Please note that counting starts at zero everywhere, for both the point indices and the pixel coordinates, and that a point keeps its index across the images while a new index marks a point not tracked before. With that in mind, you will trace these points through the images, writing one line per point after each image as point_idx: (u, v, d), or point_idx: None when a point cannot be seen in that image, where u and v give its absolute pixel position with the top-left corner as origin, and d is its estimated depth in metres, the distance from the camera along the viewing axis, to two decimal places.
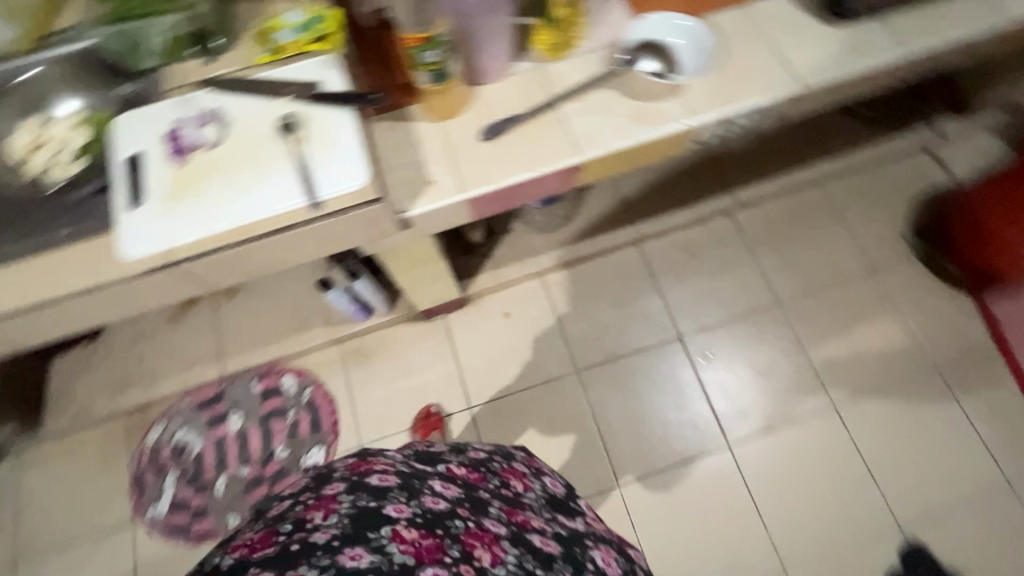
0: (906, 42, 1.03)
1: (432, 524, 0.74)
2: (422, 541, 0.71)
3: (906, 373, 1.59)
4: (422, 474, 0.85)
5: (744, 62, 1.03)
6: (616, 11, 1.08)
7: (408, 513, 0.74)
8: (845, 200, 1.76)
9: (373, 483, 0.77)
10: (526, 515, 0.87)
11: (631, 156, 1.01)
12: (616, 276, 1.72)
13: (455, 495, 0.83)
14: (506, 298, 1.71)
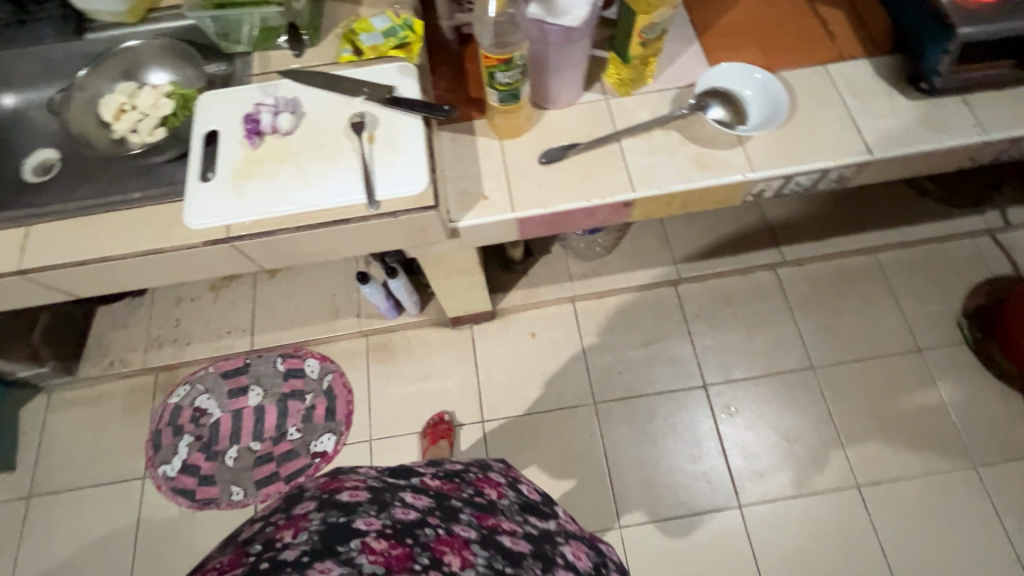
0: (988, 128, 1.00)
1: (401, 534, 0.76)
2: (393, 549, 0.73)
3: (940, 464, 1.51)
4: (393, 489, 0.87)
5: (814, 122, 1.02)
6: (690, 56, 1.09)
7: (378, 525, 0.75)
8: (897, 274, 1.71)
9: (343, 497, 0.79)
10: (497, 521, 0.89)
11: (684, 200, 1.01)
12: (648, 313, 1.70)
13: (426, 504, 0.85)
14: (535, 319, 1.71)
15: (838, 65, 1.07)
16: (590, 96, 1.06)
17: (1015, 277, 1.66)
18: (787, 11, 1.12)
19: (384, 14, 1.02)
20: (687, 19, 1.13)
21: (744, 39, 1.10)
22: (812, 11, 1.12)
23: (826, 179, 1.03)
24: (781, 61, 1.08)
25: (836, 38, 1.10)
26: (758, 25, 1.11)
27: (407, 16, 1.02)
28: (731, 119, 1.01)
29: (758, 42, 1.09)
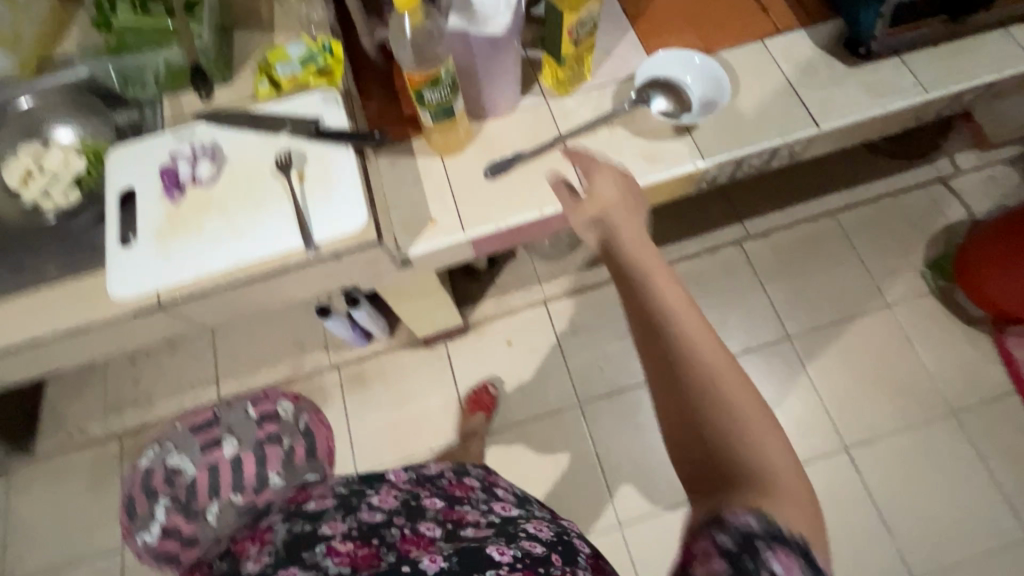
0: (929, 85, 1.00)
1: (367, 535, 0.78)
2: (358, 548, 0.74)
3: (922, 415, 1.53)
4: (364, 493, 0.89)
5: (758, 101, 1.00)
6: (626, 47, 1.05)
7: (343, 527, 0.78)
8: (860, 233, 1.71)
9: (311, 509, 0.83)
10: (466, 514, 0.87)
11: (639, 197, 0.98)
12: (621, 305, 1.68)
13: (393, 504, 0.87)
14: (509, 326, 1.67)
15: (775, 38, 1.05)
16: (528, 101, 1.02)
17: (970, 222, 1.69)
18: None
19: (300, 40, 0.95)
20: (617, 6, 1.08)
21: (678, 21, 1.07)
22: None
23: (777, 157, 1.01)
24: (717, 40, 1.05)
25: (769, 9, 1.07)
26: (690, 4, 1.08)
27: (324, 38, 0.95)
28: (675, 108, 0.99)
29: (692, 23, 1.06)
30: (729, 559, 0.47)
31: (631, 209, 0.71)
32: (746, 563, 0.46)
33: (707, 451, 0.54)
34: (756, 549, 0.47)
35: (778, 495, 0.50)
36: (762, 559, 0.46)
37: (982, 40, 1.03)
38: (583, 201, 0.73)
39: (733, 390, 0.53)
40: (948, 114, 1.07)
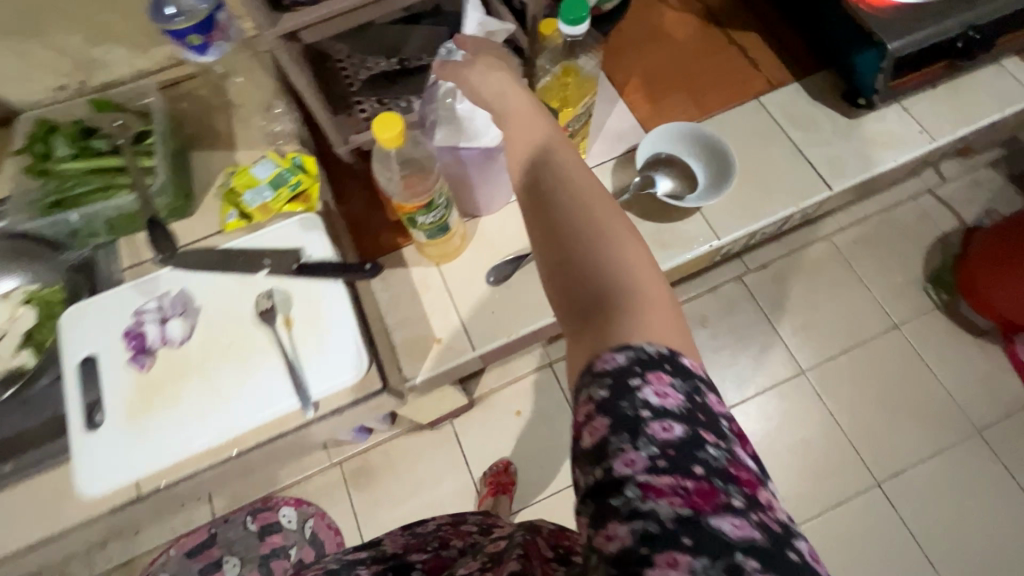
0: (935, 131, 0.96)
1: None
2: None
3: (948, 435, 1.49)
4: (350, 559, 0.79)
5: (764, 167, 0.95)
6: (618, 121, 1.00)
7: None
8: (857, 253, 1.69)
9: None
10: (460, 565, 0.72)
11: None
12: None
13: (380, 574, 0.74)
14: (516, 394, 1.58)
15: (772, 94, 1.00)
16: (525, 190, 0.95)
17: (962, 230, 1.68)
18: (703, 46, 1.06)
19: (268, 157, 0.86)
20: (604, 77, 1.03)
21: (668, 87, 1.02)
22: (727, 40, 1.06)
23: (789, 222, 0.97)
24: (712, 102, 1.00)
25: (760, 64, 1.03)
26: (677, 70, 1.04)
27: (294, 153, 0.87)
28: (678, 189, 0.92)
29: (683, 88, 1.02)
30: (609, 409, 0.45)
31: (564, 139, 0.57)
32: (624, 410, 0.44)
33: (580, 290, 0.50)
34: (630, 385, 0.45)
35: (645, 307, 0.47)
36: (634, 392, 0.44)
37: (979, 77, 1.00)
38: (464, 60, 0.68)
39: (592, 220, 0.51)
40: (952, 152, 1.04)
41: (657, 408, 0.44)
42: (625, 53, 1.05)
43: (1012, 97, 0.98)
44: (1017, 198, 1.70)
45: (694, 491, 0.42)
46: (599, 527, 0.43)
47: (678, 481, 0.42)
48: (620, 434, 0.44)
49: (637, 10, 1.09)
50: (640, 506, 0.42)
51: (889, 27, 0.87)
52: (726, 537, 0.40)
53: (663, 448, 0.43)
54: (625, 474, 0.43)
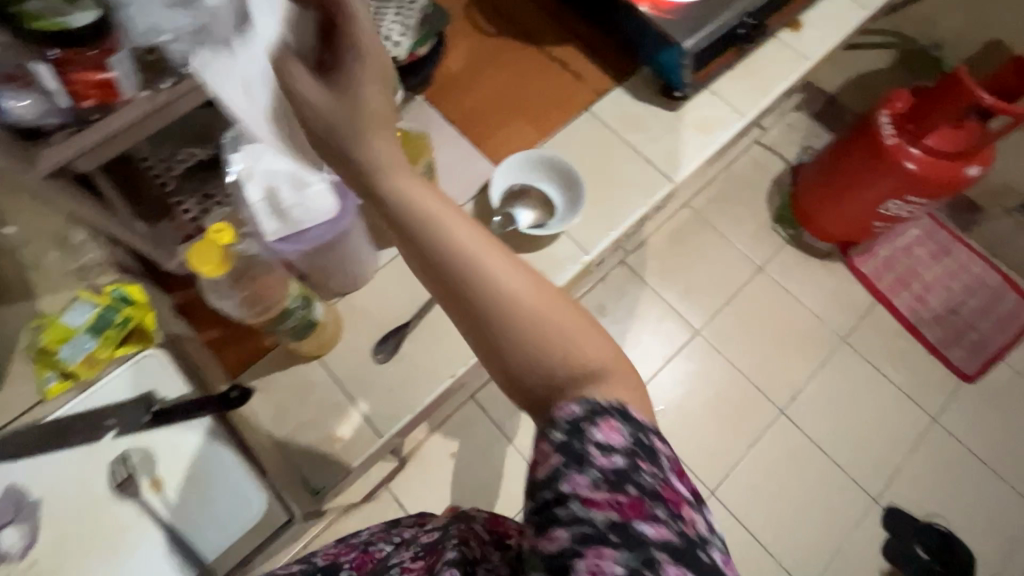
0: (744, 108, 1.06)
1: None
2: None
3: (823, 350, 1.70)
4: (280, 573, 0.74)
5: (610, 174, 1.00)
6: (466, 162, 1.00)
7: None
8: (713, 212, 1.86)
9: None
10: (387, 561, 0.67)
11: None
12: None
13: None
14: (445, 437, 1.54)
15: (600, 102, 1.05)
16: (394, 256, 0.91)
17: (789, 170, 1.91)
18: (526, 68, 1.08)
19: (80, 296, 0.76)
20: (440, 119, 1.02)
21: (504, 115, 1.03)
22: (546, 57, 1.09)
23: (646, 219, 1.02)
24: (547, 122, 1.03)
25: (582, 75, 1.07)
26: (508, 96, 1.05)
27: (112, 286, 0.77)
28: (540, 215, 0.95)
29: (518, 113, 1.04)
30: (563, 449, 0.45)
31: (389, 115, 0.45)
32: (575, 446, 0.45)
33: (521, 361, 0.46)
34: (584, 432, 0.45)
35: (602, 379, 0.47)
36: (585, 433, 0.45)
37: (764, 51, 1.13)
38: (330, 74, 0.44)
39: (549, 318, 0.45)
40: None
41: (602, 443, 0.45)
42: (453, 90, 1.05)
43: (792, 65, 1.12)
44: (823, 131, 1.95)
45: (627, 504, 0.44)
46: (542, 530, 0.45)
47: (614, 496, 0.44)
48: (568, 463, 0.45)
49: (454, 44, 1.09)
50: (580, 515, 0.44)
51: (679, 28, 0.95)
52: (646, 539, 0.43)
53: (606, 475, 0.45)
54: (569, 491, 0.44)
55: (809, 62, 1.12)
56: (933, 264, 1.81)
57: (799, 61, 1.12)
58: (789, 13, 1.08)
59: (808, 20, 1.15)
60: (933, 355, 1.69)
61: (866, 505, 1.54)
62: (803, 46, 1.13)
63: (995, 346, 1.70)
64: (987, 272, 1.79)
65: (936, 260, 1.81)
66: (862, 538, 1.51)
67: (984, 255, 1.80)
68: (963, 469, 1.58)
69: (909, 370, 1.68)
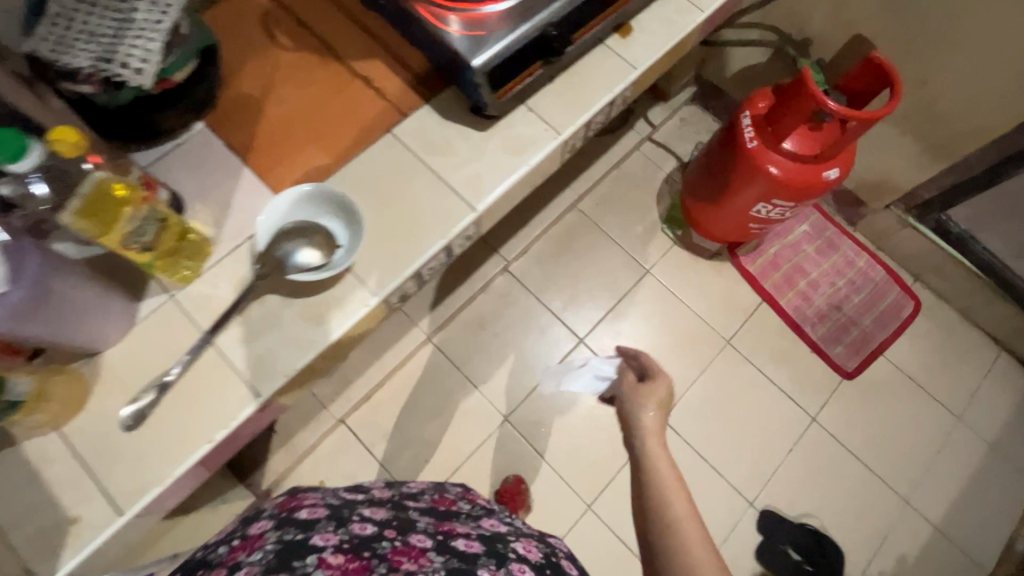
0: (560, 125, 0.99)
1: (358, 546, 0.74)
2: (350, 562, 0.70)
3: (708, 354, 1.68)
4: (354, 510, 0.85)
5: (405, 205, 0.92)
6: (246, 194, 0.91)
7: (335, 538, 0.74)
8: (601, 215, 1.80)
9: (297, 521, 0.78)
10: (465, 540, 0.82)
11: (325, 360, 0.87)
12: (423, 382, 1.60)
13: (381, 527, 0.80)
14: (318, 465, 1.50)
15: (403, 122, 0.97)
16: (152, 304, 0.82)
17: (680, 167, 1.86)
18: (326, 85, 0.99)
19: None
20: (221, 147, 0.93)
21: (294, 139, 0.94)
22: (349, 73, 1.00)
23: (452, 250, 0.95)
24: (344, 145, 0.95)
25: (386, 91, 0.99)
26: (302, 117, 0.96)
27: None
28: (325, 253, 0.87)
29: (312, 136, 0.95)
30: None
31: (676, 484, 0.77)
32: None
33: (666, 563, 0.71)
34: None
35: None
36: None
37: (586, 62, 1.06)
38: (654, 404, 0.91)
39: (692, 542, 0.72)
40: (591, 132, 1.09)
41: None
42: (240, 113, 0.96)
43: (616, 75, 1.05)
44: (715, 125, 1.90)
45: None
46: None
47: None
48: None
49: (245, 60, 0.99)
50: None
51: (468, 48, 0.88)
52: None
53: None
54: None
55: (634, 71, 1.06)
56: (819, 260, 1.79)
57: (626, 70, 1.05)
58: (598, 26, 1.00)
59: (637, 26, 1.09)
60: (815, 354, 1.69)
61: (743, 510, 1.54)
62: (628, 53, 1.07)
63: (875, 342, 1.70)
64: (871, 267, 1.79)
65: (822, 256, 1.80)
66: (738, 543, 1.52)
67: (868, 249, 1.80)
68: (840, 468, 1.59)
69: (791, 370, 1.67)
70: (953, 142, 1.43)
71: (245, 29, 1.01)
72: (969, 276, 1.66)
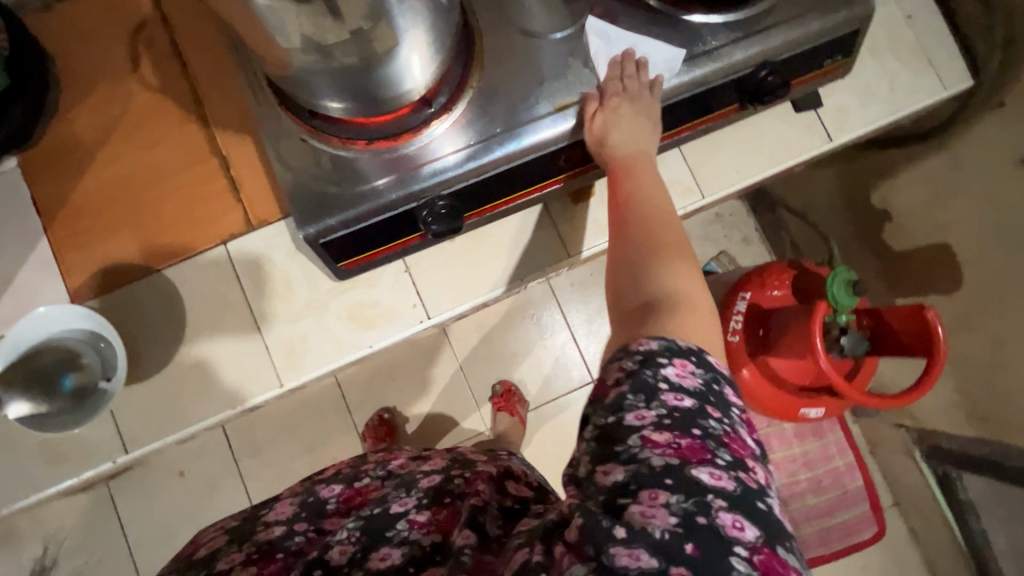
0: (431, 307, 0.79)
1: (272, 549, 0.59)
2: (265, 565, 0.57)
3: None
4: (258, 514, 0.67)
5: (201, 351, 0.75)
6: (35, 274, 0.76)
7: (241, 556, 0.59)
8: (570, 297, 1.52)
9: (196, 561, 0.60)
10: (382, 491, 0.65)
11: (65, 491, 0.77)
12: (310, 410, 1.44)
13: (291, 513, 0.65)
14: (179, 455, 1.41)
15: (244, 238, 0.77)
16: None
17: None
18: (175, 151, 0.78)
19: None
20: (26, 200, 0.77)
21: (112, 218, 0.77)
22: (208, 146, 0.78)
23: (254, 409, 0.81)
24: (165, 246, 0.77)
25: (243, 188, 0.78)
26: (132, 192, 0.77)
27: None
28: (86, 391, 0.72)
29: (132, 222, 0.77)
30: (635, 379, 0.48)
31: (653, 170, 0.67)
32: (647, 378, 0.47)
33: (628, 255, 0.61)
34: (653, 363, 0.48)
35: (680, 310, 0.54)
36: (658, 369, 0.48)
37: (504, 227, 0.82)
38: (599, 112, 0.66)
39: (656, 232, 0.62)
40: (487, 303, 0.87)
41: (672, 382, 0.47)
42: (64, 159, 0.77)
43: (535, 258, 0.81)
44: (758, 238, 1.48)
45: (688, 447, 0.44)
46: (599, 460, 0.46)
47: (676, 437, 0.44)
48: (638, 394, 0.47)
49: (92, 88, 0.78)
50: (637, 453, 0.44)
51: (306, 204, 0.65)
52: (702, 484, 0.42)
53: (671, 415, 0.46)
54: (632, 425, 0.46)
55: (560, 259, 0.82)
56: (791, 441, 1.47)
57: (555, 253, 0.83)
58: (520, 199, 0.75)
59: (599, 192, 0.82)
60: None
61: None
62: (563, 232, 0.82)
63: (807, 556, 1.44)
64: (849, 472, 1.46)
65: (799, 439, 1.48)
66: None
67: (856, 452, 1.47)
68: None
69: None
70: (1002, 419, 1.07)
71: (110, 43, 0.79)
72: (953, 543, 1.33)
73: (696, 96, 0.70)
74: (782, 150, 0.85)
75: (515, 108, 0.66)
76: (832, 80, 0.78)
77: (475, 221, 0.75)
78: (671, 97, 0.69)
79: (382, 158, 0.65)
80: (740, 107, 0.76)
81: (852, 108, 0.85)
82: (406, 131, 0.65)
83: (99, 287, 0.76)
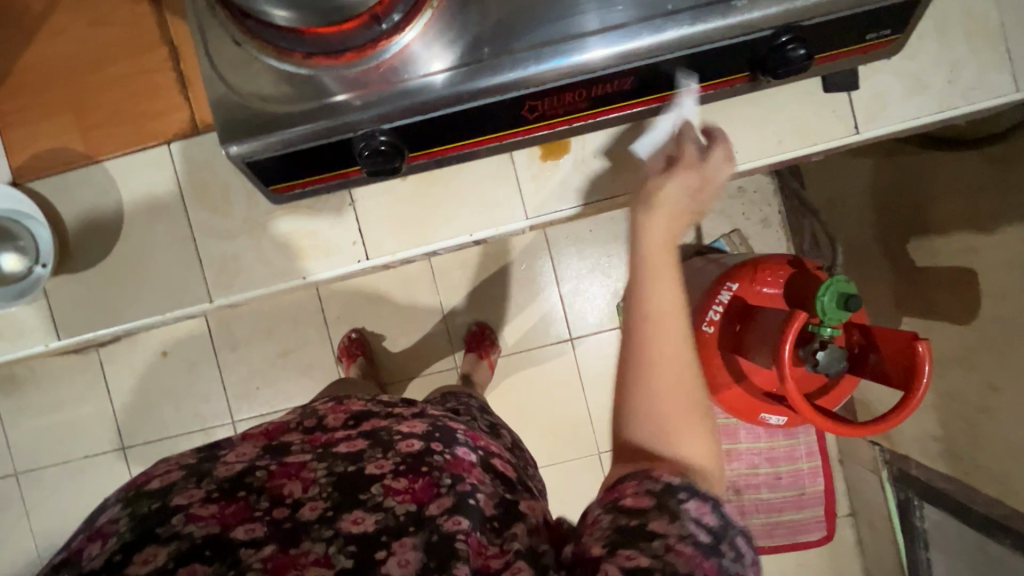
0: (371, 247, 0.79)
1: (237, 484, 0.52)
2: (227, 505, 0.50)
3: (576, 451, 1.46)
4: (218, 450, 0.57)
5: (149, 252, 0.78)
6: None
7: (201, 493, 0.50)
8: (564, 250, 1.42)
9: (144, 493, 0.51)
10: (352, 443, 0.57)
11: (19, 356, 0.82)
12: (290, 314, 1.45)
13: (254, 452, 0.56)
14: (164, 334, 1.46)
15: (189, 141, 0.76)
16: None
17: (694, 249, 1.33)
18: (121, 37, 0.76)
19: None
20: None
21: (56, 98, 0.77)
22: (158, 34, 0.76)
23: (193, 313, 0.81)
24: (107, 137, 0.77)
25: (190, 86, 0.77)
26: (76, 75, 0.76)
27: None
28: (18, 273, 0.76)
29: (74, 106, 0.77)
30: (659, 497, 0.46)
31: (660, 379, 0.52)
32: (670, 503, 0.45)
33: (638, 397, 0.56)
34: (676, 494, 0.46)
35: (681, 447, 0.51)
36: (680, 496, 0.46)
37: (465, 175, 0.79)
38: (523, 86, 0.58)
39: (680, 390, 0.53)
40: (439, 251, 0.85)
41: (696, 512, 0.45)
42: (12, 28, 0.75)
43: (488, 217, 0.80)
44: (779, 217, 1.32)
45: (710, 567, 0.42)
46: (620, 547, 0.43)
47: (701, 558, 0.42)
48: (662, 511, 0.45)
49: None
50: (663, 555, 0.42)
51: (233, 116, 0.59)
52: None
53: (697, 541, 0.43)
54: (657, 532, 0.43)
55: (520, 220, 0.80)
56: (760, 435, 1.42)
57: (513, 212, 0.80)
58: (472, 147, 0.69)
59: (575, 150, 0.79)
60: None
61: None
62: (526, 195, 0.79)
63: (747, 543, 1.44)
64: (812, 476, 1.42)
65: (768, 434, 1.42)
66: None
67: (824, 458, 1.43)
68: None
69: None
70: (972, 460, 1.00)
71: None
72: (896, 562, 1.31)
73: (697, 54, 0.59)
74: (789, 138, 0.77)
75: (482, 38, 0.56)
76: (873, 58, 0.67)
77: (423, 161, 0.69)
78: (666, 54, 0.58)
79: (324, 77, 0.57)
80: (751, 75, 0.65)
81: (888, 98, 0.75)
82: (351, 49, 0.55)
83: (37, 169, 0.77)
